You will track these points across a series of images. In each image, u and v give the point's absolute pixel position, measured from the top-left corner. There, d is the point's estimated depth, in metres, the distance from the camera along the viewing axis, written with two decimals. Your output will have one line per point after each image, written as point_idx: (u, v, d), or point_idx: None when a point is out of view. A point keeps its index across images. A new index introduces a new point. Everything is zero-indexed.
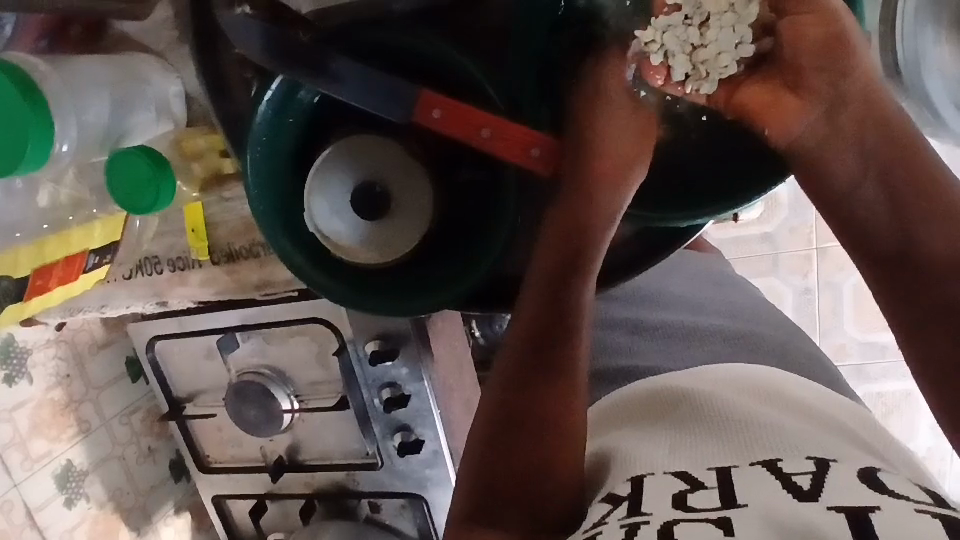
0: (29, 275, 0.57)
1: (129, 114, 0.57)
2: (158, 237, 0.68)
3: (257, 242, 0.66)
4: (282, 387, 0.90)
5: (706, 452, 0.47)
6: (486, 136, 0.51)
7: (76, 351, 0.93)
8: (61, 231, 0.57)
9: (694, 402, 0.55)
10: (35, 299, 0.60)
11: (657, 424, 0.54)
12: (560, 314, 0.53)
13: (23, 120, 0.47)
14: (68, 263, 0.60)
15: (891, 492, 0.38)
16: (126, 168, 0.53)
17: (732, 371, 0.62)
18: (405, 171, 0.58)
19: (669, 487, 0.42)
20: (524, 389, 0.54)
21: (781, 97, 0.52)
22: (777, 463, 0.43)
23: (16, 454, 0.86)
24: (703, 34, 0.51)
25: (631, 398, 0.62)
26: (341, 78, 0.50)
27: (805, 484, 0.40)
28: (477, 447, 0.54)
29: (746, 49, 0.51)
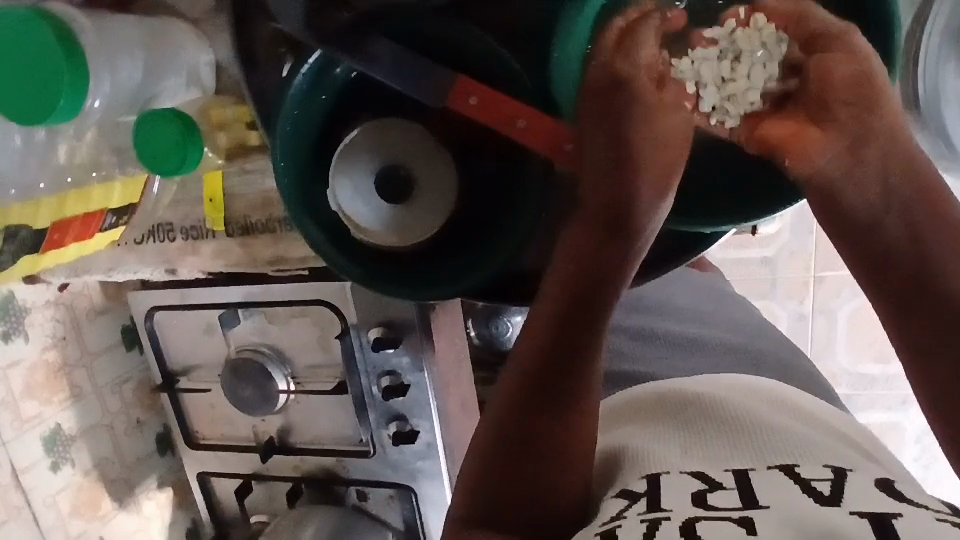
0: (47, 228, 0.58)
1: (157, 80, 0.57)
2: (174, 204, 0.67)
3: (274, 217, 0.66)
4: (280, 368, 0.89)
5: (720, 457, 0.48)
6: (520, 128, 0.51)
7: (73, 315, 0.92)
8: (82, 187, 0.57)
9: (704, 408, 0.56)
10: (50, 254, 0.60)
11: (667, 427, 0.55)
12: (582, 315, 0.53)
13: (57, 74, 0.47)
14: (87, 221, 0.60)
15: (909, 500, 0.39)
16: (156, 131, 0.53)
17: (737, 380, 0.63)
18: (429, 157, 0.58)
19: (688, 488, 0.43)
20: (538, 386, 0.53)
21: (805, 132, 0.50)
22: (794, 468, 0.44)
23: (6, 413, 0.85)
24: (735, 69, 0.52)
25: (638, 399, 0.63)
26: (377, 58, 0.50)
27: (825, 489, 0.40)
28: (488, 439, 0.54)
29: (774, 86, 0.52)
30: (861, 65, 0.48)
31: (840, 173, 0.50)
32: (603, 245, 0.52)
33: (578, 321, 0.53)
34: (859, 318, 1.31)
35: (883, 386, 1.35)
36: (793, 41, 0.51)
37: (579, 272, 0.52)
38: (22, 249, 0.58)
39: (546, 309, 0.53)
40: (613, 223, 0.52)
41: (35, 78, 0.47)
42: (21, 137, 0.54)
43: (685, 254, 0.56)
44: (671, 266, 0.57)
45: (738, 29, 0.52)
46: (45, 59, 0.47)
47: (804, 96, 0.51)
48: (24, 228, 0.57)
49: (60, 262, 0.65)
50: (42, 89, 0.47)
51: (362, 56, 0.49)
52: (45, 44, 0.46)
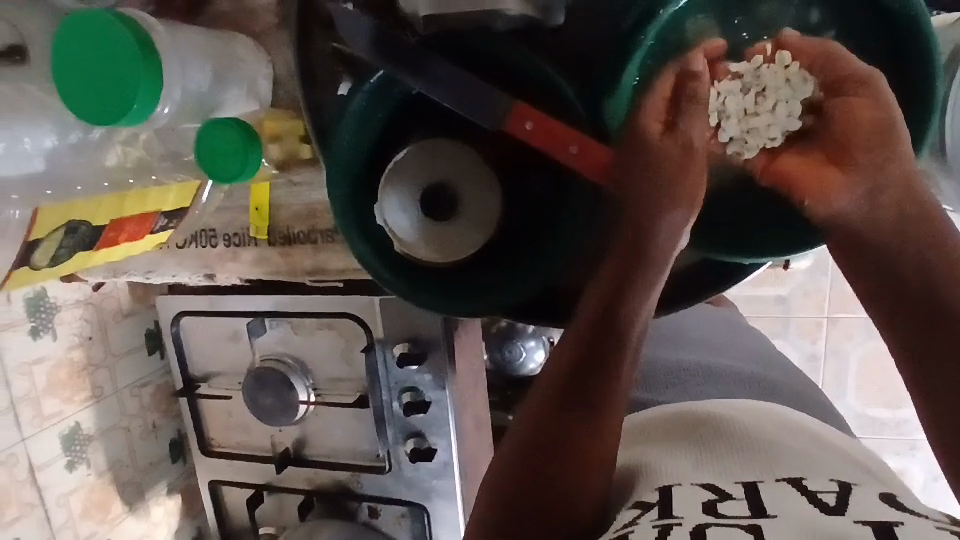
0: (105, 225, 0.60)
1: (222, 90, 0.59)
2: (219, 211, 0.69)
3: (317, 229, 0.67)
4: (302, 378, 0.90)
5: (730, 471, 0.49)
6: (572, 154, 0.53)
7: (101, 315, 0.93)
8: (141, 188, 0.60)
9: (717, 427, 0.57)
10: (102, 251, 0.63)
11: (677, 444, 0.56)
12: (613, 337, 0.53)
13: (135, 76, 0.49)
14: (141, 221, 0.63)
15: (910, 510, 0.41)
16: (217, 137, 0.55)
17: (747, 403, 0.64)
18: (474, 175, 0.59)
19: (698, 497, 0.44)
20: (567, 396, 0.54)
21: (825, 170, 0.51)
22: (802, 481, 0.45)
23: (27, 409, 0.85)
24: (758, 104, 0.53)
25: (655, 419, 0.63)
26: (437, 79, 0.52)
27: (831, 500, 0.42)
28: (513, 442, 0.54)
29: (793, 124, 0.53)
30: (881, 110, 0.48)
31: (858, 210, 0.50)
32: (639, 267, 0.52)
33: (608, 343, 0.53)
34: (869, 361, 1.31)
35: (892, 431, 1.35)
36: (816, 82, 0.51)
37: (612, 293, 0.53)
38: (78, 246, 0.60)
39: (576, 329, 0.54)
40: (649, 248, 0.52)
41: (107, 80, 0.49)
42: (81, 133, 0.56)
43: (718, 286, 0.58)
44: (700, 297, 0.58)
45: (762, 66, 0.53)
46: (123, 61, 0.48)
47: (822, 136, 0.52)
48: (83, 224, 0.59)
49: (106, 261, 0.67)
50: (114, 94, 0.49)
51: (424, 75, 0.52)
52: (125, 47, 0.48)
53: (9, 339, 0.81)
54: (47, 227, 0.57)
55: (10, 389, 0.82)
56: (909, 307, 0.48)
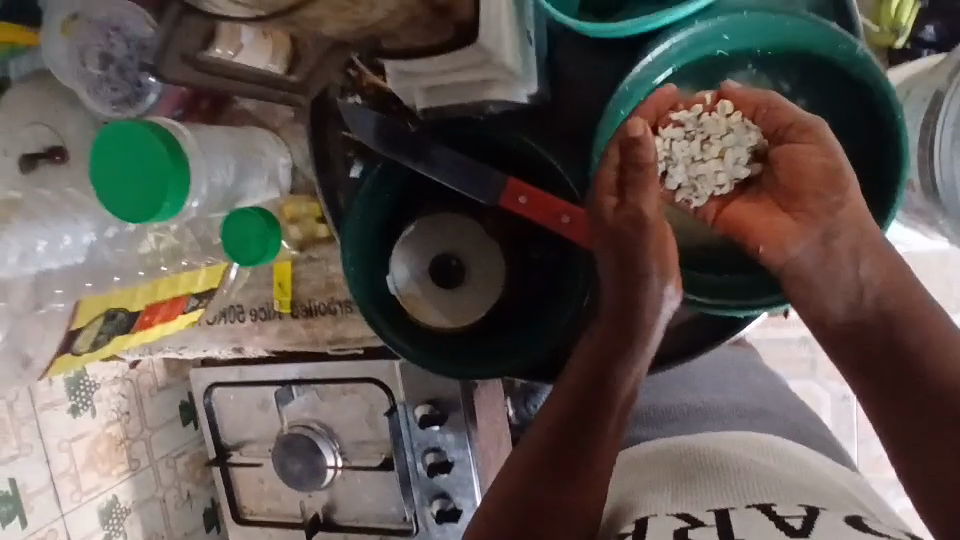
0: (140, 309, 0.66)
1: (247, 180, 0.65)
2: (246, 288, 0.74)
3: (336, 300, 0.72)
4: (329, 443, 0.93)
5: (706, 498, 0.51)
6: (566, 223, 0.56)
7: (137, 390, 0.98)
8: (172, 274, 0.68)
9: (695, 456, 0.59)
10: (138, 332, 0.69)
11: (658, 477, 0.58)
12: (602, 396, 0.56)
13: (164, 174, 0.54)
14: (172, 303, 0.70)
15: (872, 529, 0.43)
16: (241, 225, 0.59)
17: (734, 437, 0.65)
18: (478, 244, 0.63)
19: (671, 527, 0.47)
20: (564, 439, 0.55)
21: (778, 221, 0.52)
22: (771, 506, 0.47)
23: (67, 484, 0.88)
24: (705, 152, 0.54)
25: (637, 452, 0.65)
26: (437, 162, 0.57)
27: (797, 524, 0.44)
28: (510, 482, 0.55)
29: (740, 171, 0.53)
30: (831, 158, 0.49)
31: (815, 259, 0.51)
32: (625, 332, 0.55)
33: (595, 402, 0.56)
34: None
35: None
36: (759, 131, 0.52)
37: (600, 354, 0.56)
38: (117, 329, 0.67)
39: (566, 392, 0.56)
40: (631, 313, 0.55)
41: (141, 183, 0.54)
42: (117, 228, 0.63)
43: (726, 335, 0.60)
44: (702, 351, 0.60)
45: (704, 113, 0.53)
46: (154, 160, 0.54)
47: (770, 187, 0.53)
48: (121, 310, 0.65)
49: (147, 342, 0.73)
50: (148, 196, 0.54)
51: (426, 161, 0.57)
52: (156, 148, 0.53)
53: (51, 418, 0.86)
54: (90, 315, 0.63)
55: (51, 465, 0.86)
56: (881, 358, 0.51)
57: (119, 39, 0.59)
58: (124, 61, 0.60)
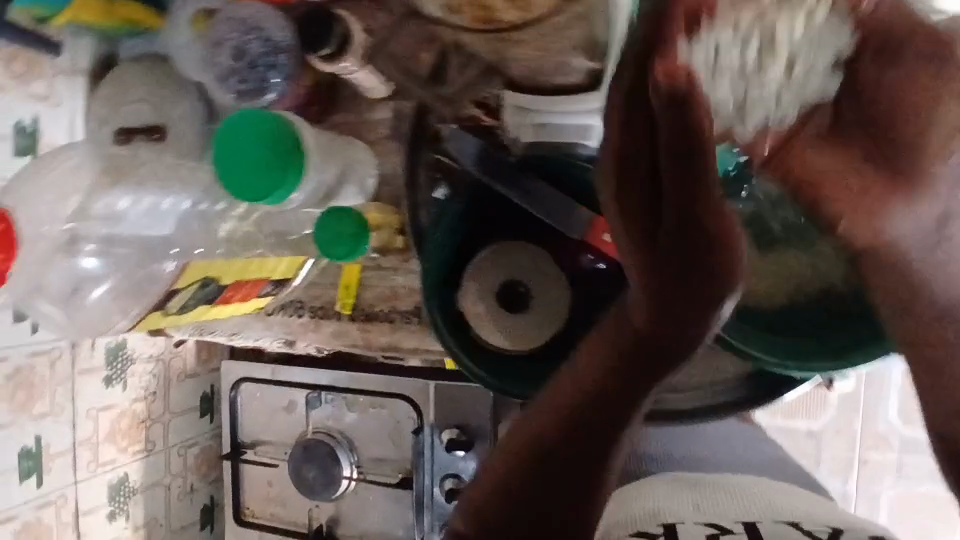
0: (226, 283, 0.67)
1: (344, 184, 0.69)
2: (310, 285, 0.77)
3: (397, 309, 0.75)
4: (348, 454, 0.94)
5: (729, 512, 0.58)
6: None
7: (167, 372, 0.98)
8: (261, 256, 0.68)
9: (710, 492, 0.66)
10: (217, 306, 0.69)
11: (685, 496, 0.65)
12: (606, 433, 0.43)
13: (283, 161, 0.58)
14: (251, 285, 0.70)
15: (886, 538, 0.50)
16: (334, 221, 0.63)
17: (757, 481, 0.72)
18: (544, 274, 0.67)
19: (700, 525, 0.52)
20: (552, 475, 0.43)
21: (889, 194, 0.38)
22: (797, 521, 0.54)
23: (86, 452, 0.88)
24: (763, 58, 0.34)
25: (652, 485, 0.72)
26: (529, 191, 0.61)
27: (823, 533, 0.50)
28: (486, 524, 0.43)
29: (819, 92, 0.36)
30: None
31: (926, 239, 0.39)
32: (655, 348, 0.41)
33: (598, 439, 0.43)
34: (901, 508, 1.27)
35: None
36: (856, 22, 0.35)
37: (620, 373, 0.42)
38: (204, 298, 0.68)
39: (554, 421, 0.44)
40: (676, 321, 0.39)
41: (258, 168, 0.57)
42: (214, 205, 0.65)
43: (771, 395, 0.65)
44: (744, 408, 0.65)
45: None
46: (278, 147, 0.57)
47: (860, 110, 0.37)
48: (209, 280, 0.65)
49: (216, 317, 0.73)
50: (261, 180, 0.57)
51: (520, 189, 0.61)
52: (283, 137, 0.58)
53: (86, 383, 0.86)
54: (192, 278, 0.65)
55: (76, 430, 0.86)
56: None
57: (256, 36, 0.62)
58: (256, 57, 0.63)
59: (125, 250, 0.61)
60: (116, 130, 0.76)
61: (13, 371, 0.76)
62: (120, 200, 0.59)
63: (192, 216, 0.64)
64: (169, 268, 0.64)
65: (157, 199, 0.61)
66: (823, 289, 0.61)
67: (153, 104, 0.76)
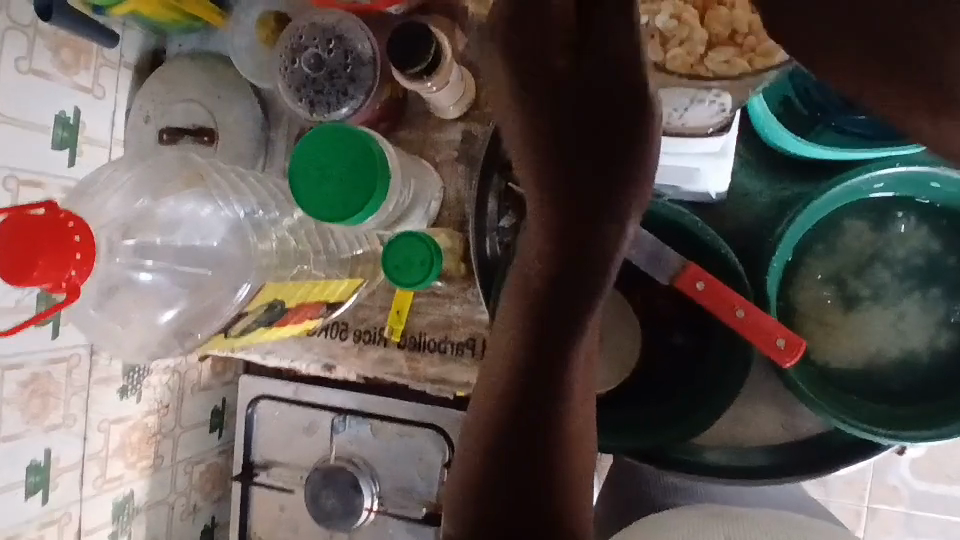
0: (292, 306, 0.61)
1: (411, 209, 0.66)
2: (356, 306, 0.74)
3: (449, 339, 0.71)
4: (369, 484, 0.89)
5: None
6: (740, 317, 0.55)
7: (182, 385, 0.94)
8: (327, 279, 0.64)
9: (744, 523, 0.65)
10: (274, 328, 0.63)
11: (717, 530, 0.63)
12: (549, 351, 0.50)
13: (369, 180, 0.54)
14: (310, 308, 0.65)
15: None
16: (409, 249, 0.60)
17: (790, 515, 0.70)
18: (620, 313, 0.66)
19: None
20: (521, 369, 0.51)
21: None
22: None
23: (94, 467, 0.83)
24: None
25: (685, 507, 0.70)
26: None
27: None
28: (478, 435, 0.53)
29: None
30: None
31: None
32: (581, 257, 0.47)
33: (550, 347, 0.50)
34: None
35: None
36: None
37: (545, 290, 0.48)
38: (264, 322, 0.61)
39: (505, 342, 0.51)
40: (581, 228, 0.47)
41: (339, 186, 0.54)
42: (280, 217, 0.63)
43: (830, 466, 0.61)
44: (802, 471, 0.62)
45: None
46: (364, 166, 0.54)
47: None
48: (279, 302, 0.60)
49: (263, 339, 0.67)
50: (343, 199, 0.54)
51: None
52: (372, 156, 0.54)
53: (101, 393, 0.82)
54: (261, 301, 0.58)
55: (86, 443, 0.81)
56: None
57: (339, 46, 0.63)
58: (337, 67, 0.64)
59: (191, 268, 0.55)
60: (163, 131, 0.75)
61: (29, 377, 0.72)
62: (188, 205, 0.56)
63: (260, 225, 0.60)
64: (241, 292, 0.57)
65: (223, 205, 0.58)
66: (902, 354, 0.60)
67: (212, 111, 0.75)
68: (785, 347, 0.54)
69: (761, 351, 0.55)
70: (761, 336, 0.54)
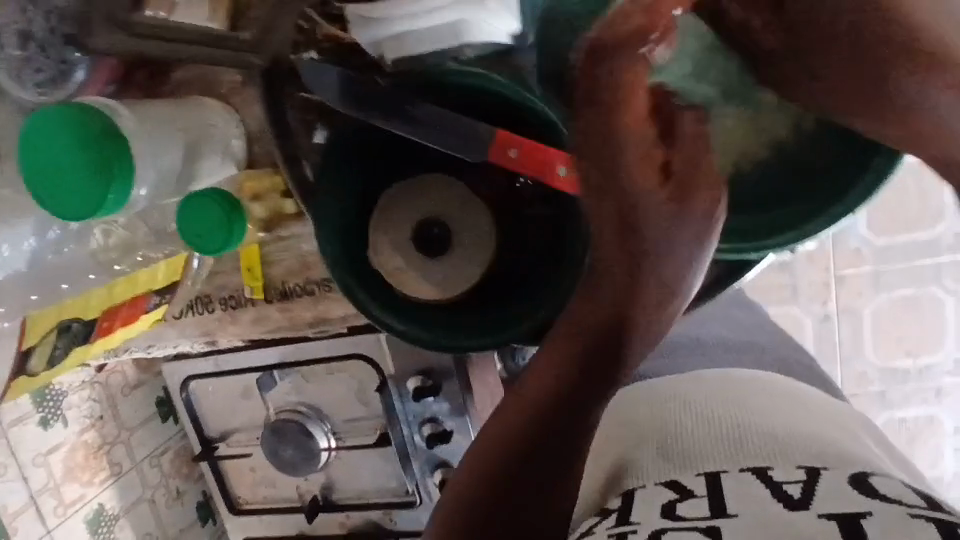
0: (98, 317, 0.57)
1: (197, 161, 0.58)
2: (212, 275, 0.68)
3: (312, 281, 0.66)
4: (320, 425, 0.89)
5: (699, 456, 0.48)
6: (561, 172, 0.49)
7: (109, 392, 0.90)
8: (129, 274, 0.57)
9: (689, 411, 0.56)
10: (98, 342, 0.60)
11: (661, 428, 0.54)
12: (572, 434, 0.44)
13: (98, 158, 0.46)
14: (133, 305, 0.60)
15: (880, 496, 0.38)
16: (199, 211, 0.53)
17: (731, 381, 0.63)
18: (465, 204, 0.60)
19: (659, 499, 0.43)
20: (546, 436, 0.43)
21: None
22: (766, 471, 0.44)
23: (50, 499, 0.82)
24: None
25: (637, 399, 0.62)
26: (420, 121, 0.51)
27: (795, 492, 0.39)
28: (481, 490, 0.43)
29: None
30: None
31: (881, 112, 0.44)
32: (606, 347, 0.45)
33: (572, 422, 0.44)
34: (886, 314, 1.23)
35: (916, 381, 1.26)
36: None
37: (585, 375, 0.44)
38: (73, 343, 0.58)
39: (521, 408, 0.44)
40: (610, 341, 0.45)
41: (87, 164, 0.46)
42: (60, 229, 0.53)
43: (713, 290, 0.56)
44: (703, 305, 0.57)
45: None
46: (83, 142, 0.46)
47: None
48: (75, 321, 0.57)
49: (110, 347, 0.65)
50: (93, 177, 0.46)
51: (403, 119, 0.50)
52: (87, 129, 0.46)
53: (18, 434, 0.78)
54: (42, 329, 0.55)
55: (29, 482, 0.80)
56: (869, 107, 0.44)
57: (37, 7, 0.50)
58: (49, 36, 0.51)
59: None
60: None
61: None
62: None
63: (42, 253, 0.53)
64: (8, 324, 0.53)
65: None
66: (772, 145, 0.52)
67: None
68: None
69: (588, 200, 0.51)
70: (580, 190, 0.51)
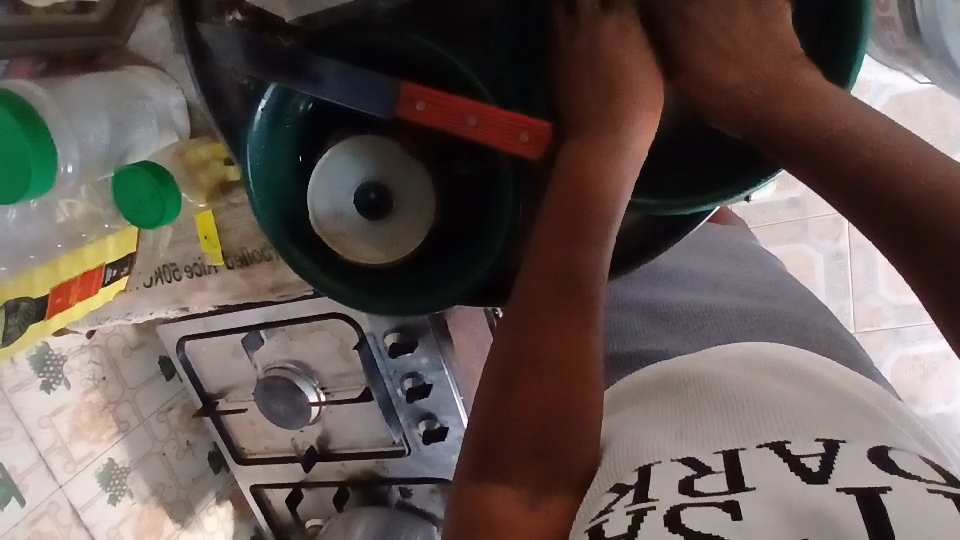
0: (47, 294, 0.58)
1: (128, 133, 0.59)
2: (174, 244, 0.69)
3: (267, 247, 0.67)
4: (308, 381, 0.91)
5: (712, 432, 0.44)
6: (472, 124, 0.53)
7: (110, 354, 0.94)
8: (74, 250, 0.59)
9: (699, 386, 0.51)
10: (57, 317, 0.61)
11: (661, 409, 0.50)
12: (560, 321, 0.47)
13: (23, 151, 0.47)
14: (86, 279, 0.62)
15: (901, 471, 0.36)
16: (129, 185, 0.53)
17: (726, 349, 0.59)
18: (402, 166, 0.59)
19: (675, 471, 0.40)
20: (530, 329, 0.47)
21: None
22: (784, 444, 0.40)
23: (58, 457, 0.88)
24: None
25: (639, 382, 0.57)
26: (320, 79, 0.53)
27: (814, 465, 0.37)
28: (486, 396, 0.48)
29: None
30: None
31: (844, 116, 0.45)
32: (586, 210, 0.49)
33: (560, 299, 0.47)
34: None
35: None
36: None
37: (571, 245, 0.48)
38: (26, 321, 0.58)
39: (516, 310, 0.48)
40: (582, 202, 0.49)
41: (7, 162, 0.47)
42: (17, 212, 0.55)
43: (669, 241, 0.57)
44: (639, 262, 0.58)
45: None
46: (7, 136, 0.47)
47: None
48: (24, 300, 0.57)
49: (72, 322, 0.66)
50: (13, 175, 0.47)
51: (309, 79, 0.53)
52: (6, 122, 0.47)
53: (22, 399, 0.83)
54: None
55: (36, 443, 0.85)
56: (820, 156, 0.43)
57: None
58: None
59: None
60: None
61: None
62: None
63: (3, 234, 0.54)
64: None
65: None
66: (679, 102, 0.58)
67: None
68: (529, 140, 0.53)
69: (507, 149, 0.53)
70: (504, 134, 0.52)
